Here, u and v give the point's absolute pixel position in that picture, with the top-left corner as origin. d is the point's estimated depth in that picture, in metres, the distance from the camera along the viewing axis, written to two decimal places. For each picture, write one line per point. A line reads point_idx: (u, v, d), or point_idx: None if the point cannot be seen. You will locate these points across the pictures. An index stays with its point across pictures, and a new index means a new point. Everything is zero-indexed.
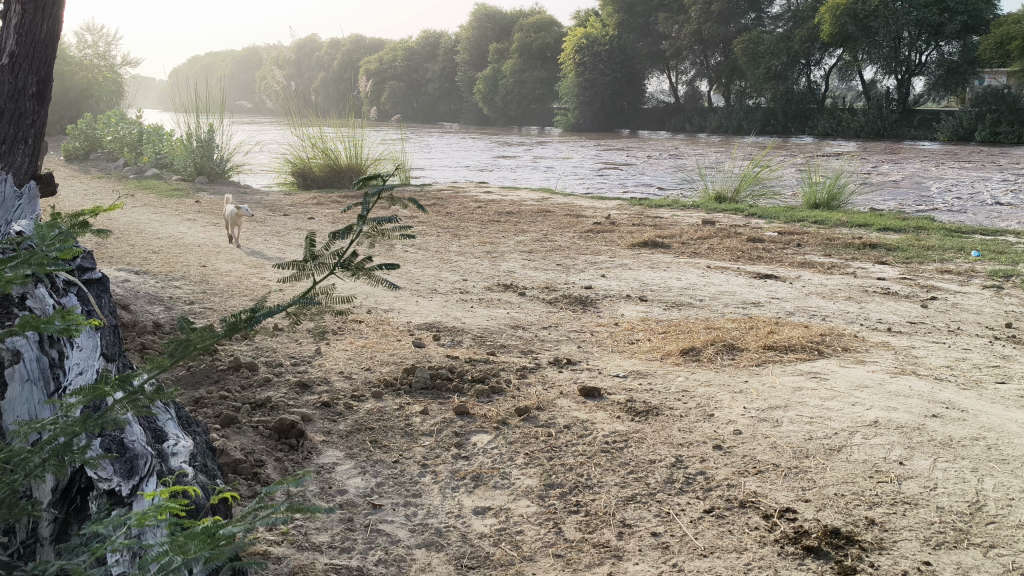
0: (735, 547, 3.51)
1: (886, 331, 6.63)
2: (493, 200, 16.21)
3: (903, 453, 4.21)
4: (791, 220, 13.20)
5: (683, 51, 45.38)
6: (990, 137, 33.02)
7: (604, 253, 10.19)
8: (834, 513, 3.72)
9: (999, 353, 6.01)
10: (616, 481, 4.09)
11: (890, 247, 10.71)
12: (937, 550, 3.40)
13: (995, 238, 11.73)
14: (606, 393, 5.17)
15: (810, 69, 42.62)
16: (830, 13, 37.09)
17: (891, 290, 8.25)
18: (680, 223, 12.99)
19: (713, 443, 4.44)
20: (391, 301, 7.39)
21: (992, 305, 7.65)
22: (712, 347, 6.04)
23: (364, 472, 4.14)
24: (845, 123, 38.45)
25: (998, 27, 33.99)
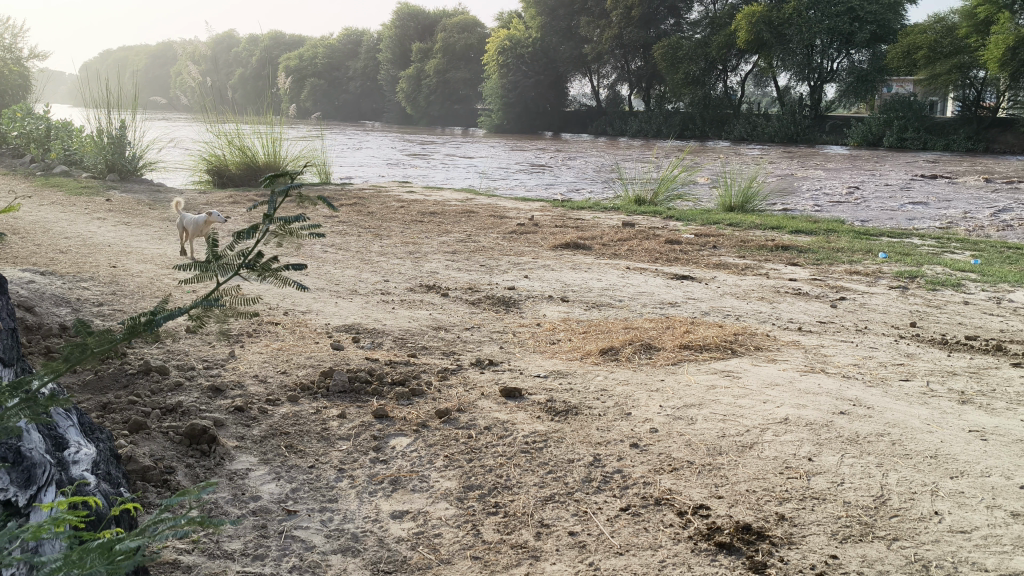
0: (650, 544, 3.54)
1: (796, 331, 6.79)
2: (416, 200, 16.12)
3: (812, 449, 4.32)
4: (707, 222, 13.49)
5: (605, 54, 45.80)
6: (897, 142, 34.49)
7: (525, 254, 10.23)
8: (745, 509, 3.79)
9: (903, 351, 6.23)
10: (535, 481, 4.08)
11: (801, 248, 11.04)
12: (843, 544, 3.49)
13: (900, 240, 12.22)
14: (526, 393, 5.17)
15: (727, 76, 43.66)
16: (745, 20, 37.95)
17: (802, 290, 8.48)
18: (601, 224, 13.16)
19: (630, 441, 4.47)
20: (309, 302, 7.27)
21: (897, 305, 7.93)
22: (630, 346, 6.09)
23: (279, 478, 4.05)
24: (759, 128, 39.82)
25: (905, 37, 35.37)
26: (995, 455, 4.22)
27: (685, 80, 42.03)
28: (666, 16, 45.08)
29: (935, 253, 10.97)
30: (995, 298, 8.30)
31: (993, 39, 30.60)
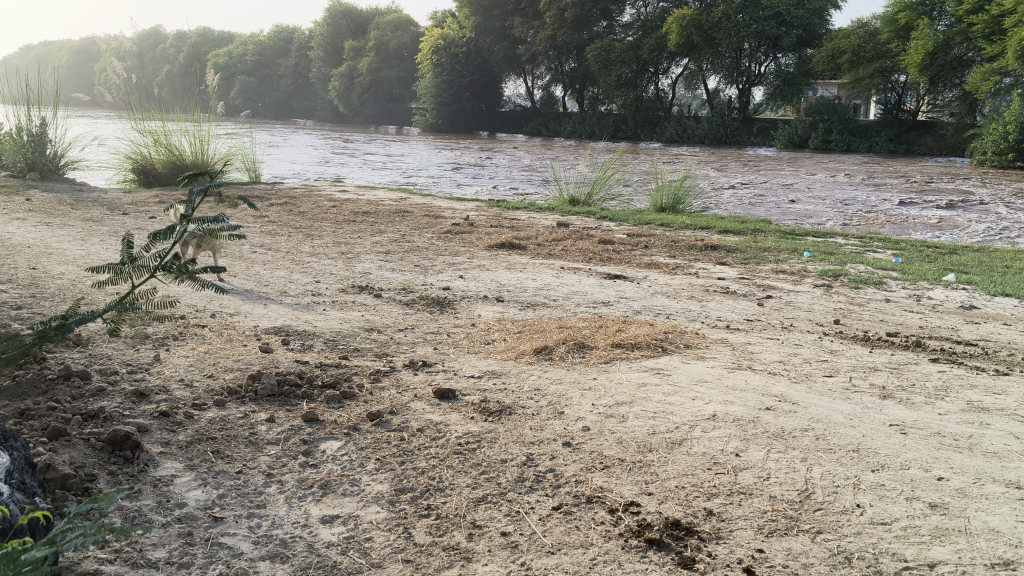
0: (581, 543, 3.55)
1: (725, 329, 6.91)
2: (348, 199, 15.94)
3: (739, 445, 4.38)
4: (639, 222, 13.64)
5: (539, 55, 45.96)
6: (822, 144, 35.45)
7: (459, 255, 10.18)
8: (674, 505, 3.83)
9: (827, 348, 6.38)
10: (468, 482, 4.06)
11: (729, 248, 11.23)
12: (769, 538, 3.55)
13: (825, 240, 12.53)
14: (460, 394, 5.15)
15: (658, 78, 44.23)
16: (676, 23, 38.48)
17: (730, 289, 8.62)
18: (536, 224, 13.22)
19: (563, 440, 4.49)
20: (238, 305, 7.12)
21: (821, 303, 8.13)
22: (563, 346, 6.12)
23: (205, 484, 3.95)
24: (690, 130, 40.56)
25: (830, 41, 36.31)
26: (914, 448, 4.35)
27: (617, 82, 42.47)
28: (599, 18, 45.48)
29: (858, 253, 11.28)
30: (915, 295, 8.58)
31: (913, 45, 31.64)
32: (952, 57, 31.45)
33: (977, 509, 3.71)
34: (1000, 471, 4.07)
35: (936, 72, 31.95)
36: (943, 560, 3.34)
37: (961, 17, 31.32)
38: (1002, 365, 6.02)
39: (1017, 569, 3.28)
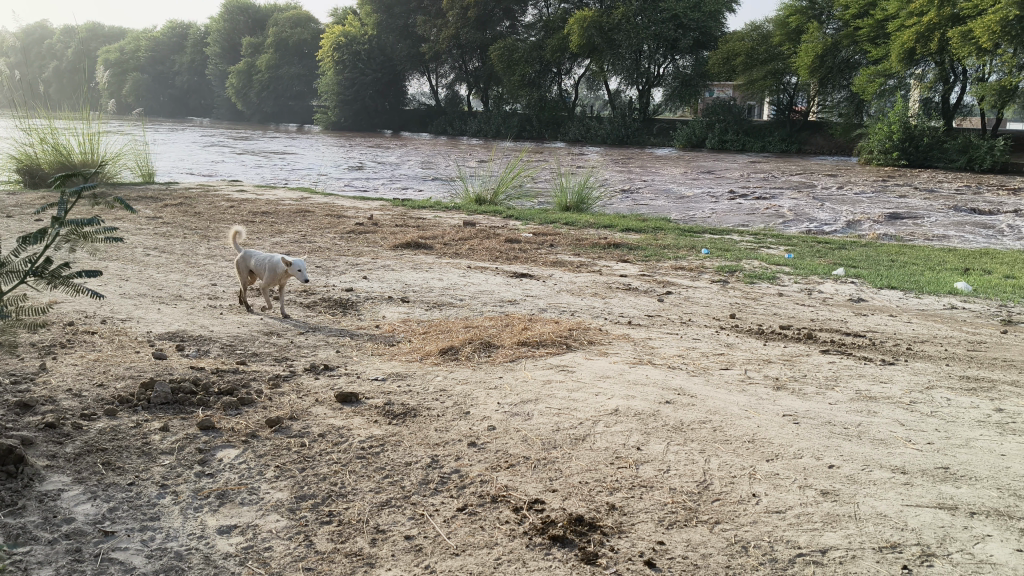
0: (486, 543, 3.54)
1: (627, 324, 7.02)
2: (247, 199, 15.58)
3: (640, 439, 4.44)
4: (545, 221, 13.74)
5: (442, 54, 45.78)
6: (718, 144, 36.44)
7: (362, 255, 10.03)
8: (578, 501, 3.85)
9: (724, 341, 6.54)
10: (371, 487, 4.00)
11: (631, 246, 11.37)
12: (670, 529, 3.61)
13: (721, 237, 12.83)
14: (363, 397, 5.07)
15: (561, 78, 44.61)
16: (577, 24, 38.88)
17: (632, 286, 8.75)
18: (441, 223, 13.16)
19: (468, 440, 4.46)
20: (129, 310, 6.84)
21: (719, 298, 8.32)
22: (469, 345, 6.09)
23: (95, 498, 3.77)
24: (592, 131, 41.23)
25: (725, 44, 37.33)
26: (806, 437, 4.49)
27: (520, 81, 42.63)
28: (502, 18, 45.59)
29: (753, 249, 11.61)
30: (806, 289, 8.88)
31: (804, 47, 32.80)
32: (840, 59, 32.95)
33: (865, 495, 3.85)
34: (886, 457, 4.24)
35: (824, 74, 33.27)
36: (834, 545, 3.46)
37: (847, 21, 32.74)
38: (888, 354, 6.28)
39: (903, 549, 3.42)
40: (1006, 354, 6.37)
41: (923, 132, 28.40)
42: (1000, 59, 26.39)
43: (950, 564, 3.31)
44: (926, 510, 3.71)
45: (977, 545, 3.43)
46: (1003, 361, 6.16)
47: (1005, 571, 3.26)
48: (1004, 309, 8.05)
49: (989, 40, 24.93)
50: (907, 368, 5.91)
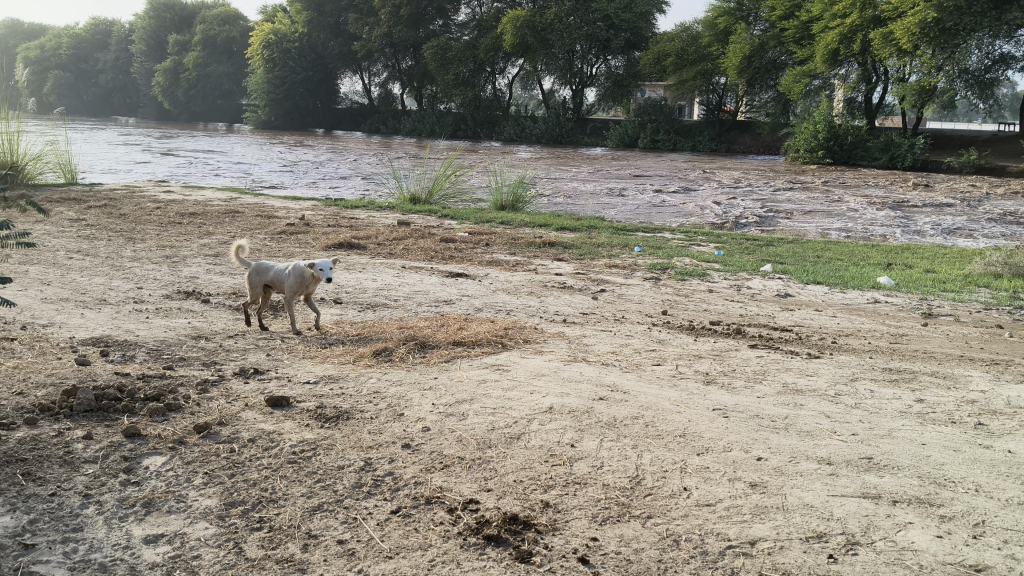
0: (421, 545, 3.51)
1: (561, 323, 7.04)
2: (174, 200, 15.21)
3: (574, 437, 4.46)
4: (480, 220, 13.73)
5: (374, 52, 45.40)
6: (650, 144, 36.94)
7: (295, 256, 9.86)
8: (513, 500, 3.85)
9: (656, 338, 6.62)
10: (303, 491, 3.94)
11: (566, 245, 11.43)
12: (603, 526, 3.63)
13: (655, 235, 12.99)
14: (295, 401, 4.98)
15: (495, 78, 44.60)
16: (510, 24, 38.78)
17: (566, 284, 8.80)
18: (375, 223, 13.06)
19: (402, 442, 4.42)
20: (51, 315, 6.61)
21: (652, 295, 8.42)
22: (403, 346, 6.03)
23: (14, 510, 3.64)
24: (527, 130, 41.39)
25: (656, 44, 37.83)
26: (736, 431, 4.56)
27: (454, 80, 42.46)
28: (435, 16, 45.38)
29: (685, 246, 11.80)
30: (735, 286, 9.05)
31: (732, 48, 33.43)
32: (767, 60, 33.57)
33: (792, 486, 3.93)
34: (813, 449, 4.33)
35: (752, 74, 33.93)
36: (763, 536, 3.52)
37: (774, 23, 33.40)
38: (814, 348, 6.43)
39: (829, 539, 3.49)
40: (926, 346, 6.57)
41: (847, 132, 29.16)
42: (920, 60, 27.26)
43: (873, 552, 3.40)
44: (851, 500, 3.80)
45: (899, 533, 3.53)
46: (923, 353, 6.35)
47: (926, 556, 3.36)
48: (924, 302, 8.31)
49: (909, 41, 25.74)
50: (833, 361, 6.05)
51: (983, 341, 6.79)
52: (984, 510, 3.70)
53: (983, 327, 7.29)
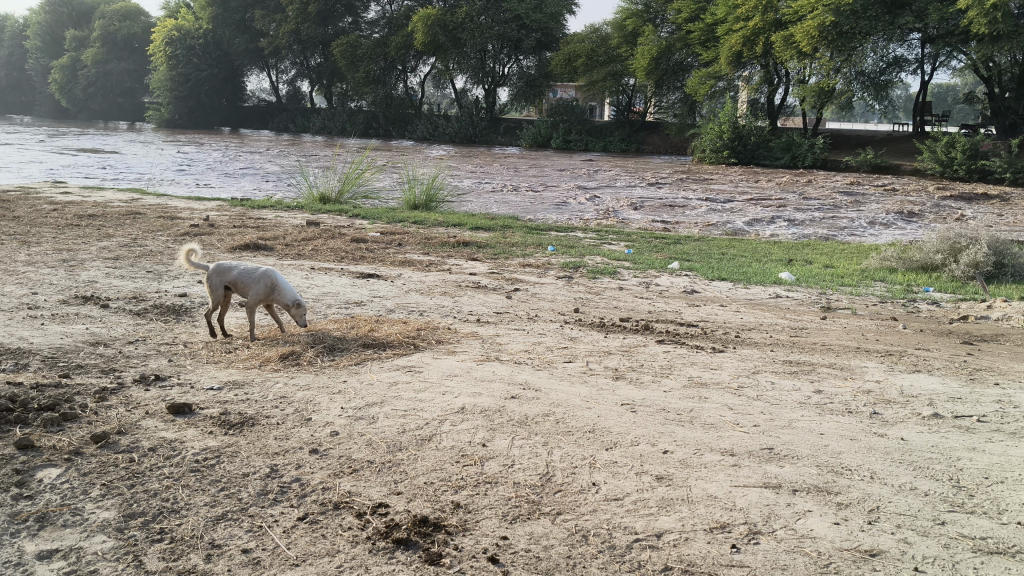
0: (328, 551, 3.45)
1: (475, 322, 7.03)
2: (72, 202, 14.61)
3: (485, 436, 4.45)
4: (392, 220, 13.61)
5: (282, 50, 44.56)
6: (563, 144, 37.29)
7: (200, 258, 9.61)
8: (423, 502, 3.82)
9: (568, 335, 6.67)
10: (206, 500, 3.82)
11: (480, 244, 11.43)
12: (513, 524, 3.63)
13: (567, 234, 13.10)
14: (198, 408, 4.84)
15: (406, 76, 44.28)
16: (421, 22, 38.50)
17: (480, 284, 8.79)
18: (284, 223, 12.80)
19: (309, 447, 4.34)
20: None
21: (564, 293, 8.49)
22: (311, 349, 5.91)
23: None
24: (440, 129, 41.25)
25: (567, 45, 38.16)
26: (643, 425, 4.63)
27: (364, 78, 41.94)
28: (344, 14, 44.80)
29: (597, 245, 11.94)
30: (644, 283, 9.20)
31: (640, 50, 33.99)
32: (673, 62, 34.27)
33: (697, 478, 4.01)
34: (717, 441, 4.42)
35: (660, 76, 34.56)
36: (668, 529, 3.58)
37: (680, 25, 34.05)
38: (719, 342, 6.58)
39: (732, 529, 3.57)
40: (825, 338, 6.80)
41: (750, 132, 30.00)
42: (818, 62, 28.21)
43: (774, 540, 3.49)
44: (753, 490, 3.89)
45: (799, 521, 3.63)
46: (822, 345, 6.57)
47: (824, 544, 3.46)
48: (824, 296, 8.58)
49: (809, 45, 26.77)
50: (736, 354, 6.20)
51: (878, 333, 7.05)
52: (878, 496, 3.84)
53: (879, 320, 7.58)
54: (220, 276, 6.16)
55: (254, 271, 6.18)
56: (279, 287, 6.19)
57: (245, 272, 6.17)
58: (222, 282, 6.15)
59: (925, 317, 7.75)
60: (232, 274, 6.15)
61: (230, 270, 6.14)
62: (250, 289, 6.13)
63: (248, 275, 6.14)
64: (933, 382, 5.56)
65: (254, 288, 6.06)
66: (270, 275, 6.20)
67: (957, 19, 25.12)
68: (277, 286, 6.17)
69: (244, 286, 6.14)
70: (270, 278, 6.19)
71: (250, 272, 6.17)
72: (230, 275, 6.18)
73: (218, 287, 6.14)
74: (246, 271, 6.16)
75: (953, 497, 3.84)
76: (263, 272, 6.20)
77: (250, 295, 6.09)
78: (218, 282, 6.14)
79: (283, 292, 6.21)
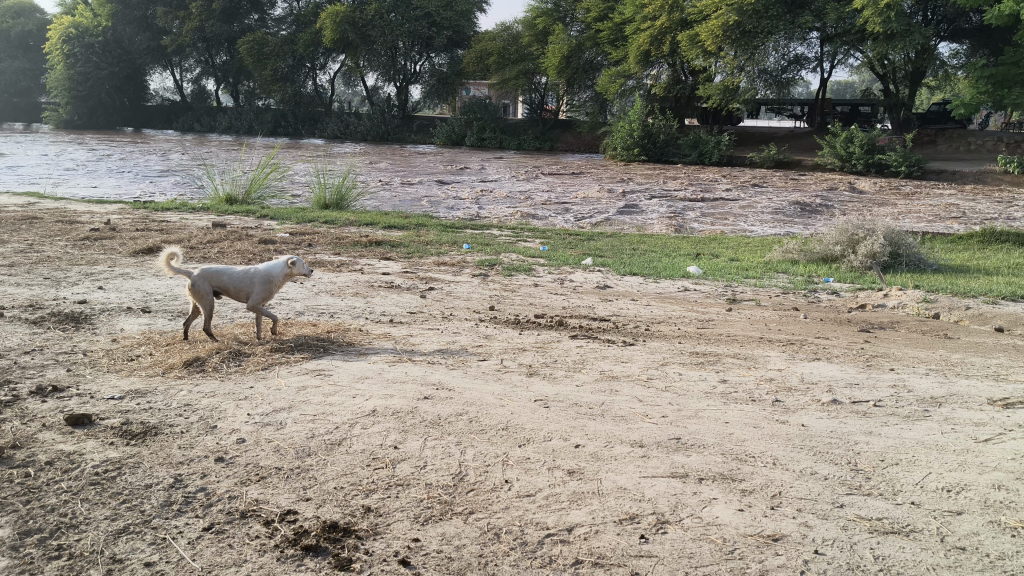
0: (234, 561, 3.37)
1: (388, 323, 6.97)
2: None
3: (397, 438, 4.41)
4: (302, 220, 13.37)
5: (186, 47, 43.37)
6: (477, 142, 37.28)
7: (100, 263, 9.24)
8: (333, 507, 3.76)
9: (482, 333, 6.67)
10: (106, 514, 3.68)
11: (393, 243, 11.32)
12: (425, 525, 3.61)
13: (482, 232, 13.08)
14: (98, 419, 4.67)
15: (316, 74, 43.62)
16: (329, 19, 37.91)
17: (394, 284, 8.71)
18: (188, 226, 12.43)
19: (215, 456, 4.22)
20: None
21: (479, 292, 8.48)
22: (217, 355, 5.76)
23: None
24: (351, 127, 40.71)
25: (479, 43, 38.15)
26: (555, 420, 4.66)
27: (272, 76, 41.11)
28: (250, 11, 43.85)
29: (511, 243, 11.96)
30: (559, 279, 9.26)
31: (551, 48, 34.21)
32: (584, 60, 34.58)
33: (606, 471, 4.06)
34: (626, 433, 4.49)
35: (571, 74, 34.80)
36: (579, 522, 3.61)
37: (590, 24, 34.44)
38: (629, 336, 6.68)
39: (640, 520, 3.63)
40: (730, 329, 6.97)
41: (660, 130, 30.46)
42: (723, 61, 28.89)
43: (682, 529, 3.56)
44: (660, 480, 3.96)
45: (704, 509, 3.71)
46: (727, 336, 6.72)
47: (729, 530, 3.55)
48: (730, 289, 8.80)
49: (714, 44, 27.45)
50: (646, 348, 6.30)
51: (780, 322, 7.28)
52: (781, 482, 3.94)
53: (781, 310, 7.80)
54: (207, 281, 5.87)
55: (245, 272, 5.99)
56: (277, 277, 6.12)
57: (236, 276, 5.96)
58: (211, 287, 5.89)
59: (825, 306, 8.03)
60: (223, 279, 5.90)
61: (221, 277, 5.87)
62: (247, 292, 5.99)
63: (242, 280, 5.96)
64: (832, 369, 5.76)
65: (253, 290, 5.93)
66: (264, 270, 6.07)
67: (854, 19, 26.16)
68: (273, 279, 6.06)
69: (238, 290, 5.97)
70: (267, 271, 6.09)
71: (241, 274, 5.97)
72: (218, 278, 5.94)
73: (208, 294, 5.87)
74: (238, 275, 5.95)
75: (851, 480, 3.98)
76: (254, 270, 6.04)
77: (250, 300, 5.96)
78: (208, 288, 5.86)
79: (278, 279, 6.14)
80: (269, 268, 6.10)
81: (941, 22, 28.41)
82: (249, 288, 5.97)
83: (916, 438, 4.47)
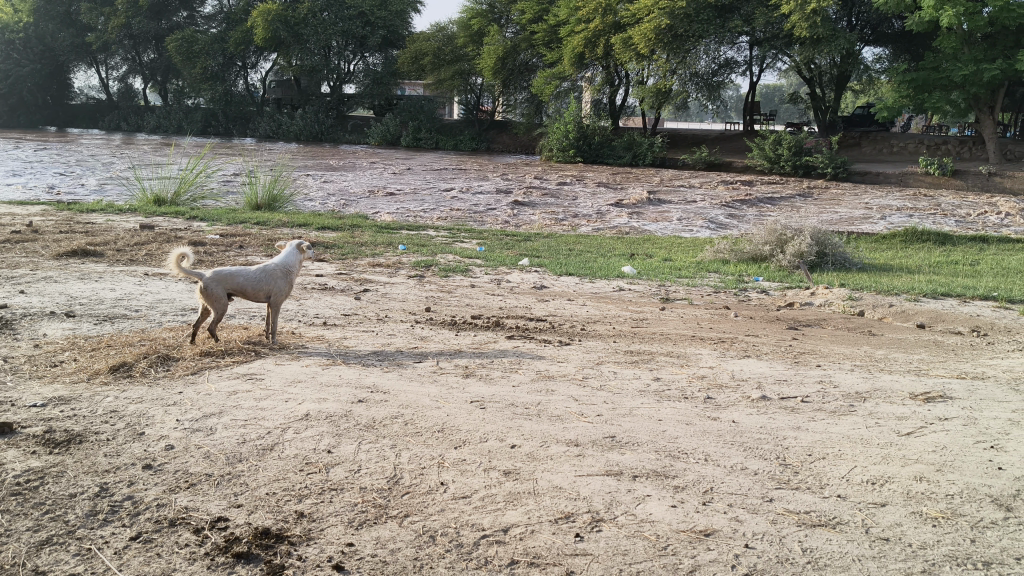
0: (163, 570, 3.30)
1: (321, 325, 6.88)
2: None
3: (331, 442, 4.36)
4: (233, 221, 13.14)
5: (111, 45, 42.24)
6: (412, 142, 37.11)
7: (23, 266, 8.96)
8: (264, 513, 3.70)
9: (417, 335, 6.64)
10: (28, 525, 3.56)
11: (328, 245, 11.22)
12: (359, 529, 3.57)
13: (417, 233, 13.05)
14: (19, 427, 4.50)
15: (247, 73, 42.88)
16: (261, 17, 37.26)
17: (328, 285, 8.63)
18: (116, 228, 12.12)
19: (143, 463, 4.12)
20: None
21: (415, 293, 8.45)
22: (144, 360, 5.62)
23: None
24: (284, 127, 40.14)
25: (412, 43, 37.92)
26: (492, 421, 4.66)
27: (202, 74, 40.26)
28: (178, 8, 42.92)
29: (447, 243, 11.97)
30: (495, 280, 9.28)
31: (486, 49, 34.22)
32: (519, 62, 34.70)
33: (542, 471, 4.07)
34: (561, 432, 4.51)
35: (506, 75, 34.89)
36: (515, 523, 3.62)
37: (524, 25, 34.56)
38: (564, 336, 6.70)
39: (576, 519, 3.66)
40: (663, 328, 7.04)
41: (594, 132, 30.76)
42: (655, 63, 29.31)
43: (615, 527, 3.60)
44: (595, 479, 3.99)
45: (638, 506, 3.75)
46: (660, 335, 6.81)
47: (662, 527, 3.60)
48: (663, 288, 8.93)
49: (647, 46, 27.77)
50: (582, 347, 6.33)
51: (712, 321, 7.39)
52: (712, 478, 4.01)
53: (712, 309, 7.91)
54: (222, 285, 5.74)
55: (261, 271, 5.98)
56: (289, 273, 6.22)
57: (251, 277, 5.89)
58: (226, 290, 5.77)
59: (755, 304, 8.19)
60: (239, 281, 5.80)
61: (240, 280, 5.77)
62: (265, 291, 5.97)
63: (259, 281, 5.92)
64: (762, 365, 5.88)
65: (281, 284, 6.04)
66: (278, 266, 6.14)
67: (781, 23, 26.76)
68: (289, 272, 6.17)
69: (255, 290, 5.92)
70: (279, 268, 6.16)
71: (257, 275, 5.92)
72: (232, 280, 5.81)
73: (221, 297, 5.76)
74: (255, 276, 5.89)
75: (780, 475, 4.07)
76: (270, 266, 6.08)
77: (271, 296, 5.99)
78: (222, 292, 5.74)
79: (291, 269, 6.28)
80: (282, 261, 6.19)
81: (864, 27, 29.19)
82: (269, 284, 6.00)
83: (843, 433, 4.58)
